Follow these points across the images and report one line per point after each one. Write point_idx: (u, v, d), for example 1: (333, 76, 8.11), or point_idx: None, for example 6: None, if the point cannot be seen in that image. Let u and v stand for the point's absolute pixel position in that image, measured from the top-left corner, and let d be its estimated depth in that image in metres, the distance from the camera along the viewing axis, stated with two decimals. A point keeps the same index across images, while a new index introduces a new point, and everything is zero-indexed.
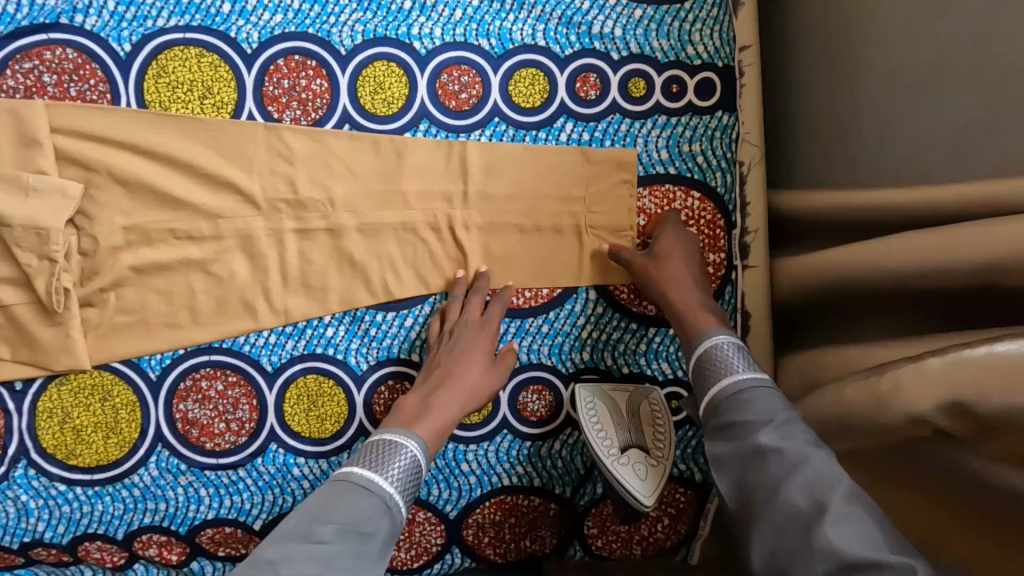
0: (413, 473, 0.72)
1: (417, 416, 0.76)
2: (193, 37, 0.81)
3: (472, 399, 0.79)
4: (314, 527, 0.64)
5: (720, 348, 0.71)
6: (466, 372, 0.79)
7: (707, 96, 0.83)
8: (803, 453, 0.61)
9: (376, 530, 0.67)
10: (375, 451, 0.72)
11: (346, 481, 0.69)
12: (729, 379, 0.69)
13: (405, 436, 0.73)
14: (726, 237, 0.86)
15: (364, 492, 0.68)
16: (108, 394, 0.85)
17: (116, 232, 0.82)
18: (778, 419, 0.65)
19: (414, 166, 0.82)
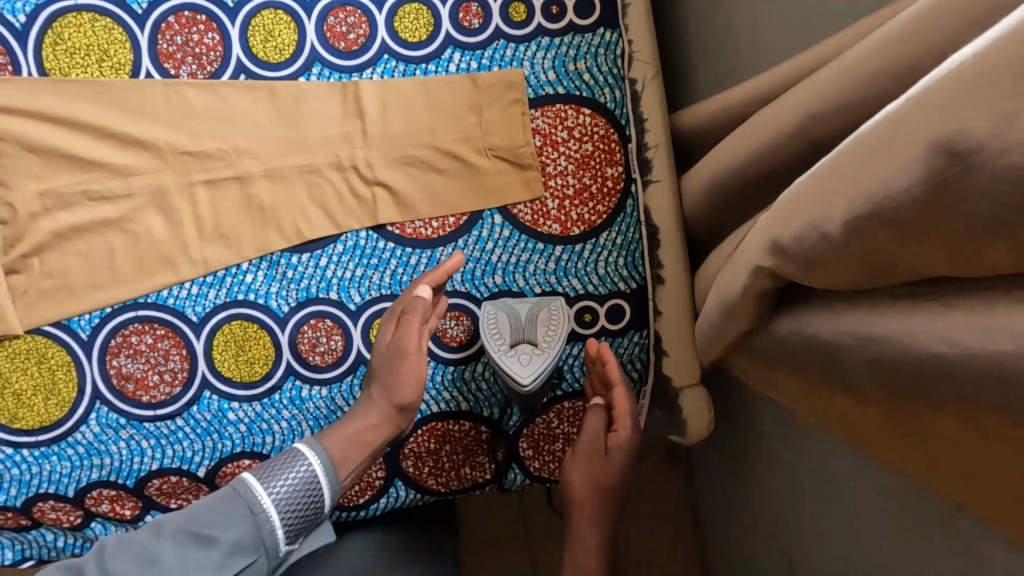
0: (300, 489, 0.77)
1: (332, 430, 0.83)
2: (84, 3, 0.83)
3: (383, 401, 0.82)
4: (172, 523, 0.73)
5: None
6: (380, 376, 0.83)
7: (586, 14, 0.86)
8: None
9: (222, 537, 0.72)
10: (273, 464, 0.78)
11: (226, 488, 0.76)
12: None
13: (307, 449, 0.79)
14: (621, 150, 0.88)
15: (232, 497, 0.75)
16: (43, 357, 0.89)
17: (32, 198, 0.85)
18: None
19: (311, 109, 0.86)
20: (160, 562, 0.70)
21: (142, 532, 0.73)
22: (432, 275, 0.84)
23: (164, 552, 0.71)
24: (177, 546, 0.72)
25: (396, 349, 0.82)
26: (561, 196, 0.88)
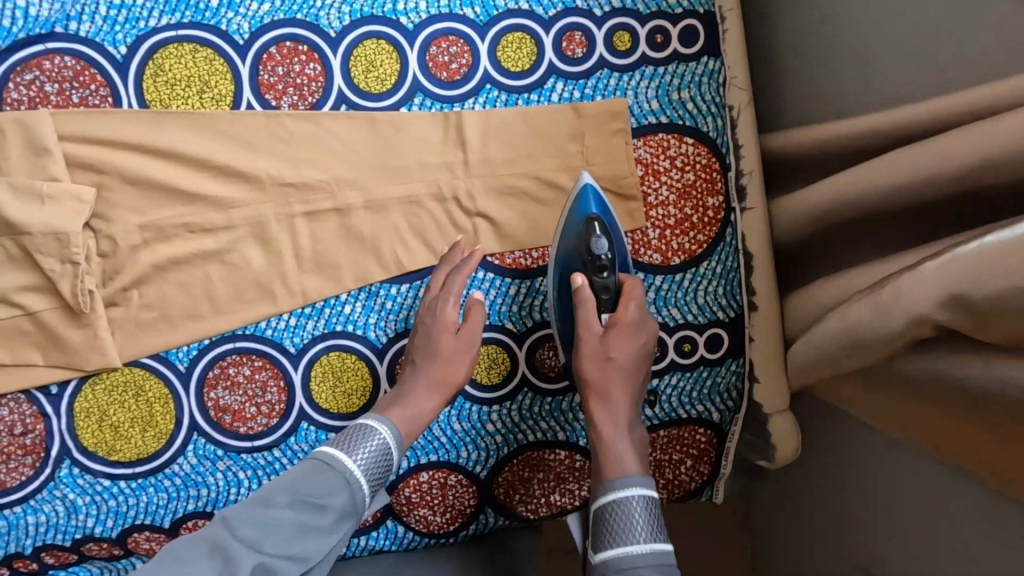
0: (379, 459, 0.75)
1: (391, 404, 0.80)
2: (185, 33, 0.82)
3: (444, 377, 0.81)
4: (275, 491, 0.71)
5: (627, 504, 0.72)
6: (442, 357, 0.82)
7: (691, 42, 0.85)
8: None
9: (329, 505, 0.71)
10: (347, 436, 0.75)
11: (318, 456, 0.73)
12: (623, 550, 0.70)
13: (375, 421, 0.77)
14: (723, 180, 0.88)
15: (326, 468, 0.73)
16: (140, 389, 0.88)
17: (133, 231, 0.84)
18: None
19: (412, 138, 0.84)
20: (280, 531, 0.68)
21: (251, 499, 0.71)
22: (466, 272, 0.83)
23: (277, 520, 0.69)
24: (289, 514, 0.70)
25: (467, 340, 0.83)
26: (662, 225, 0.88)
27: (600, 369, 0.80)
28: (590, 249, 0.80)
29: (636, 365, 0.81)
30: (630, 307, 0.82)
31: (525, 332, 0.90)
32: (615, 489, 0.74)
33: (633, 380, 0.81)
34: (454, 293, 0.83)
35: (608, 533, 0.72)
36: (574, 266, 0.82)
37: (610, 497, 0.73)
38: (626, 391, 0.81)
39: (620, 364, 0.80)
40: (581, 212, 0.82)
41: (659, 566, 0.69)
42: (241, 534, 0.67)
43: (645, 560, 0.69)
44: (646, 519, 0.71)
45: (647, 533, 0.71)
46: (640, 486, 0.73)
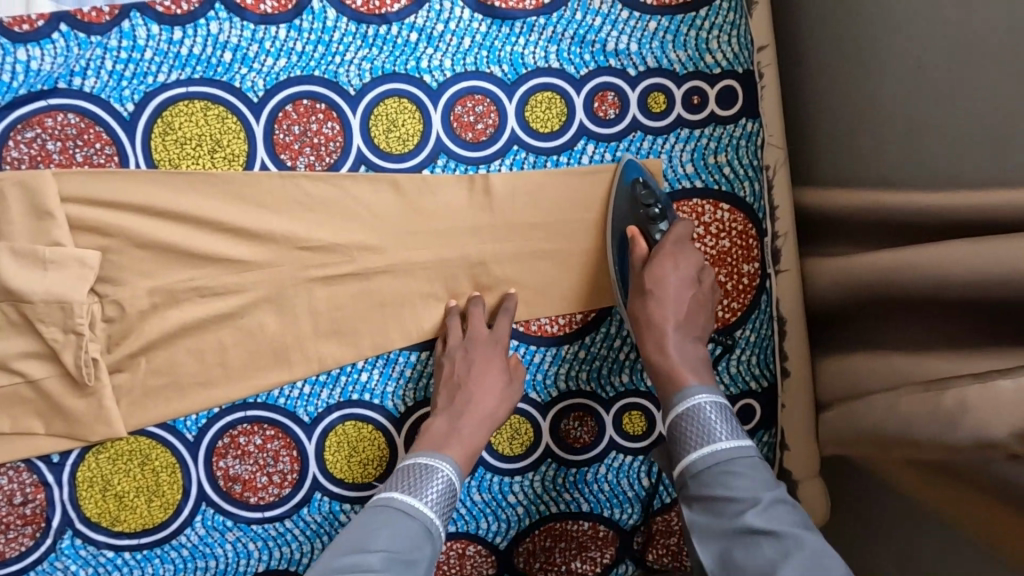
0: (446, 499, 0.71)
1: (450, 436, 0.75)
2: (196, 90, 0.78)
3: (497, 420, 0.79)
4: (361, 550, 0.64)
5: (700, 410, 0.69)
6: (489, 397, 0.78)
7: (729, 104, 0.83)
8: (794, 536, 0.60)
9: (419, 556, 0.66)
10: (410, 476, 0.71)
11: (389, 507, 0.68)
12: (709, 448, 0.67)
13: (437, 459, 0.72)
14: (758, 246, 0.85)
15: (405, 519, 0.67)
16: (146, 458, 0.84)
17: (140, 296, 0.79)
18: (765, 499, 0.63)
19: (436, 201, 0.81)
20: None
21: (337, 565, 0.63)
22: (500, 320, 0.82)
23: None
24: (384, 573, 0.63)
25: (518, 387, 0.82)
26: None
27: (648, 305, 0.76)
28: (638, 201, 0.80)
29: (687, 291, 0.77)
30: (681, 235, 0.79)
31: (549, 401, 0.86)
32: (679, 402, 0.70)
33: (687, 303, 0.76)
34: (500, 338, 0.81)
35: (684, 438, 0.69)
36: (627, 220, 0.81)
37: (678, 409, 0.70)
38: (678, 323, 0.76)
39: (667, 297, 0.76)
40: (628, 178, 0.81)
41: (744, 462, 0.65)
42: None
43: (731, 460, 0.65)
44: (722, 420, 0.68)
45: (725, 430, 0.67)
46: (706, 392, 0.70)
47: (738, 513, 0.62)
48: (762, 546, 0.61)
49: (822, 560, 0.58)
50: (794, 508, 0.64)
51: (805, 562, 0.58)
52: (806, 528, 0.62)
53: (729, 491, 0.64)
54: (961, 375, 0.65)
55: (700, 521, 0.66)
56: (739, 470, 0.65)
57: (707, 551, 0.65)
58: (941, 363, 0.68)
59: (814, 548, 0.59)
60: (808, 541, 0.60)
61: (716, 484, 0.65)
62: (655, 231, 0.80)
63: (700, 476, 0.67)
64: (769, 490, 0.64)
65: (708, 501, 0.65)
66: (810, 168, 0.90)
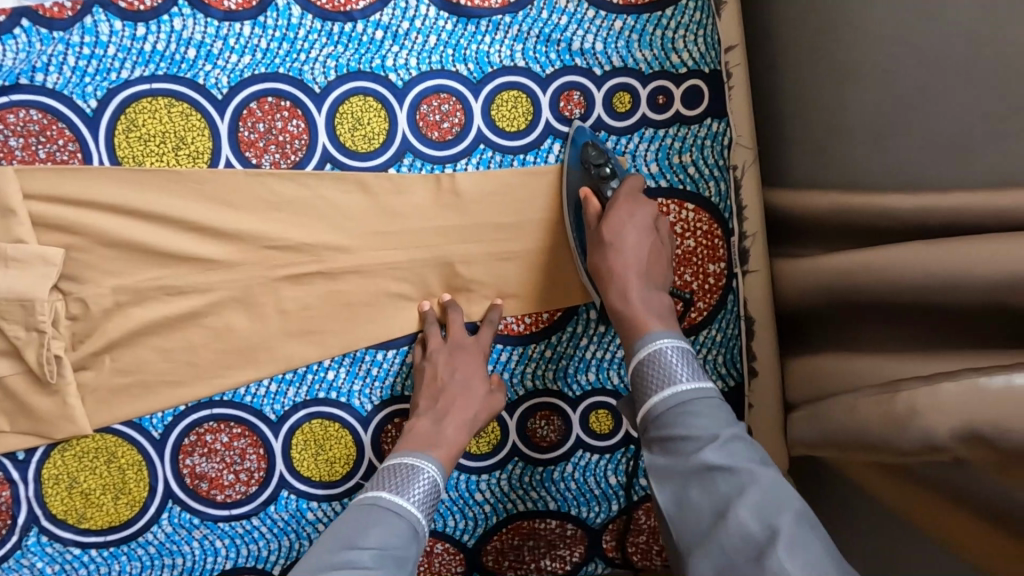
0: (431, 498, 0.71)
1: (434, 435, 0.75)
2: (160, 87, 0.78)
3: (478, 424, 0.79)
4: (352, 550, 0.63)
5: (662, 354, 0.66)
6: (473, 402, 0.79)
7: (694, 104, 0.83)
8: (750, 472, 0.59)
9: (408, 555, 0.65)
10: (395, 475, 0.70)
11: (377, 505, 0.67)
12: (670, 390, 0.64)
13: (421, 459, 0.72)
14: (724, 245, 0.86)
15: (395, 517, 0.66)
16: (112, 456, 0.83)
17: (105, 294, 0.79)
18: (723, 436, 0.61)
19: (403, 200, 0.81)
20: None
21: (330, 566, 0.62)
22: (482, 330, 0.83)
23: None
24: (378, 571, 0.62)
25: (499, 397, 0.82)
26: None
27: (607, 257, 0.74)
28: (589, 162, 0.79)
29: (645, 241, 0.75)
30: (634, 188, 0.78)
31: (515, 400, 0.86)
32: (639, 347, 0.68)
33: (645, 250, 0.75)
34: (481, 345, 0.82)
35: (646, 381, 0.67)
36: (580, 182, 0.81)
37: (639, 355, 0.67)
38: (638, 270, 0.73)
39: (624, 248, 0.74)
40: (578, 144, 0.80)
41: (703, 402, 0.63)
42: None
43: (691, 400, 0.63)
44: (684, 363, 0.66)
45: (687, 372, 0.65)
46: (669, 336, 0.68)
47: (695, 452, 0.61)
48: (718, 483, 0.60)
49: (778, 495, 0.58)
50: (750, 443, 0.63)
51: (760, 498, 0.58)
52: (762, 461, 0.61)
53: (687, 430, 0.62)
54: (913, 378, 0.66)
55: (659, 461, 0.64)
56: (699, 410, 0.63)
57: (663, 491, 0.64)
58: None
59: (770, 484, 0.59)
60: (764, 476, 0.60)
61: (676, 424, 0.63)
62: (605, 189, 0.78)
63: (660, 417, 0.65)
64: (727, 427, 0.62)
65: (667, 439, 0.63)
66: (779, 169, 0.90)
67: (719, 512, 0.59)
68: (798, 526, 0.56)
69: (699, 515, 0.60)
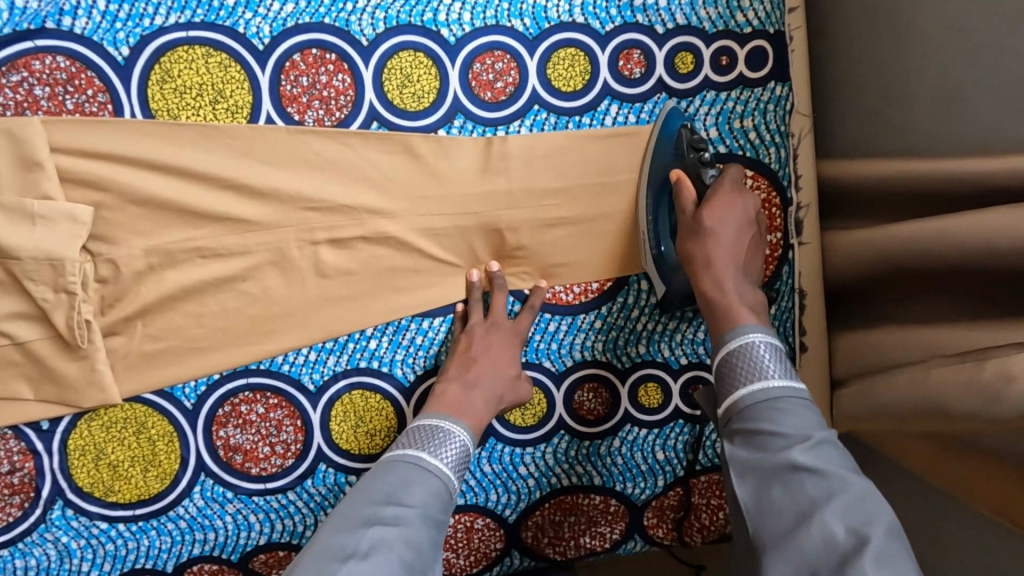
0: (462, 462, 0.68)
1: (464, 402, 0.72)
2: (197, 35, 0.73)
3: (502, 403, 0.76)
4: (395, 507, 0.61)
5: (753, 348, 0.64)
6: (506, 381, 0.76)
7: (758, 66, 0.80)
8: (840, 476, 0.56)
9: (445, 516, 0.64)
10: (426, 436, 0.67)
11: (415, 463, 0.64)
12: (760, 384, 0.63)
13: (451, 424, 0.69)
14: (782, 215, 0.83)
15: (434, 477, 0.64)
16: (142, 426, 0.79)
17: (137, 255, 0.75)
18: (814, 437, 0.58)
19: (452, 162, 0.77)
20: (420, 558, 0.59)
21: (371, 524, 0.59)
22: (524, 314, 0.80)
23: (413, 541, 0.59)
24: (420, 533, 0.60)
25: (525, 384, 0.79)
26: None
27: (704, 244, 0.71)
28: (687, 147, 0.75)
29: (743, 234, 0.73)
30: (736, 179, 0.75)
31: (563, 371, 0.84)
32: (731, 339, 0.66)
33: (743, 243, 0.72)
34: (520, 326, 0.80)
35: (735, 372, 0.65)
36: (673, 166, 0.77)
37: (729, 346, 0.66)
38: (735, 263, 0.72)
39: (725, 237, 0.71)
40: (669, 129, 0.77)
41: (794, 400, 0.61)
42: (389, 564, 0.57)
43: (781, 397, 0.61)
44: (776, 359, 0.64)
45: (779, 369, 0.63)
46: (760, 331, 0.66)
47: (784, 448, 0.58)
48: (804, 484, 0.57)
49: (869, 504, 0.54)
50: (843, 451, 0.60)
51: (849, 504, 0.54)
52: (855, 471, 0.58)
53: (775, 426, 0.60)
54: (1005, 345, 0.62)
55: (742, 455, 0.62)
56: (790, 408, 0.61)
57: (743, 486, 0.61)
58: (970, 335, 0.67)
59: (862, 492, 0.55)
60: (856, 484, 0.56)
61: (763, 419, 0.61)
62: (705, 175, 0.74)
63: (747, 412, 0.63)
64: (818, 429, 0.59)
65: (753, 434, 0.61)
66: (833, 140, 0.87)
67: (803, 513, 0.55)
68: (890, 540, 0.51)
69: (779, 514, 0.57)
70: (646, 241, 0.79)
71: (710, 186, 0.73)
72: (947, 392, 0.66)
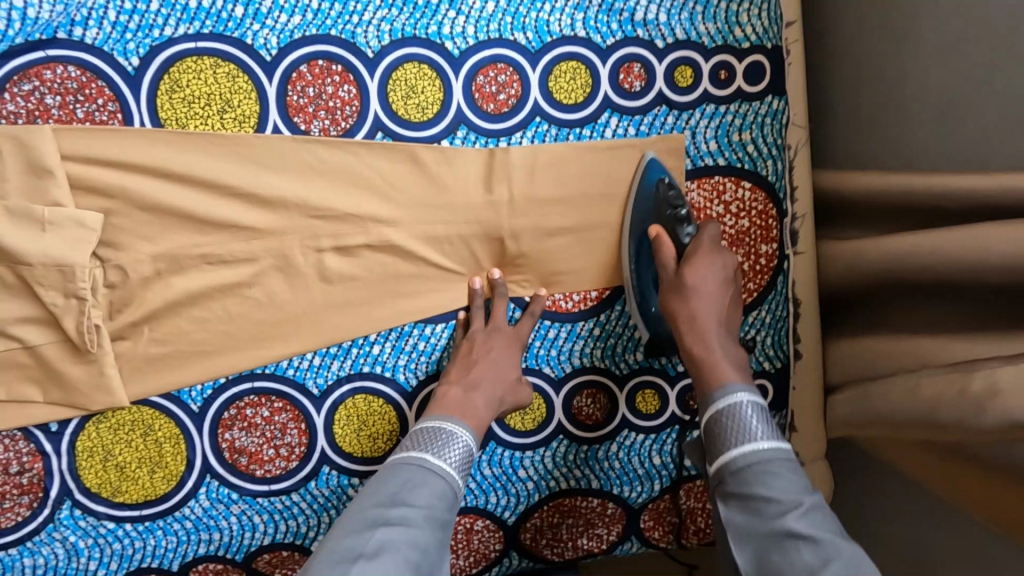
0: (466, 462, 0.70)
1: (464, 404, 0.74)
2: (205, 46, 0.74)
3: (503, 408, 0.78)
4: (400, 508, 0.62)
5: (739, 408, 0.68)
6: (507, 384, 0.78)
7: (755, 81, 0.82)
8: (832, 541, 0.57)
9: (450, 518, 0.65)
10: (429, 438, 0.69)
11: (420, 465, 0.66)
12: (749, 446, 0.66)
13: (454, 424, 0.71)
14: (778, 226, 0.85)
15: (439, 479, 0.66)
16: (149, 428, 0.81)
17: (145, 261, 0.76)
18: (805, 503, 0.61)
19: (455, 172, 0.79)
20: (425, 557, 0.61)
21: (377, 524, 0.61)
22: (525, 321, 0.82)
23: (418, 542, 0.61)
24: (426, 533, 0.62)
25: (526, 389, 0.81)
26: None
27: (688, 301, 0.76)
28: (665, 202, 0.81)
29: (723, 288, 0.78)
30: (713, 235, 0.80)
31: (562, 377, 0.85)
32: (718, 397, 0.70)
33: (724, 298, 0.77)
34: (520, 332, 0.81)
35: (725, 438, 0.68)
36: (651, 220, 0.82)
37: (717, 406, 0.70)
38: (717, 318, 0.76)
39: (706, 292, 0.76)
40: (649, 179, 0.81)
41: (783, 464, 0.64)
42: (394, 563, 0.58)
43: (770, 462, 0.64)
44: (762, 421, 0.67)
45: (766, 432, 0.67)
46: (745, 391, 0.70)
47: (777, 515, 0.61)
48: (798, 550, 0.58)
49: (858, 568, 0.55)
50: (835, 519, 0.62)
51: (842, 569, 0.55)
52: (846, 537, 0.59)
53: (767, 491, 0.62)
54: (991, 359, 0.63)
55: (739, 523, 0.64)
56: (779, 473, 0.63)
57: (742, 555, 0.63)
58: (960, 346, 0.69)
59: (853, 556, 0.56)
60: (847, 549, 0.57)
61: (755, 485, 0.64)
62: (682, 233, 0.81)
63: (739, 478, 0.66)
64: (808, 494, 0.62)
65: (747, 502, 0.64)
66: (829, 152, 0.89)
67: None
68: None
69: None
70: (631, 293, 0.84)
71: (688, 245, 0.80)
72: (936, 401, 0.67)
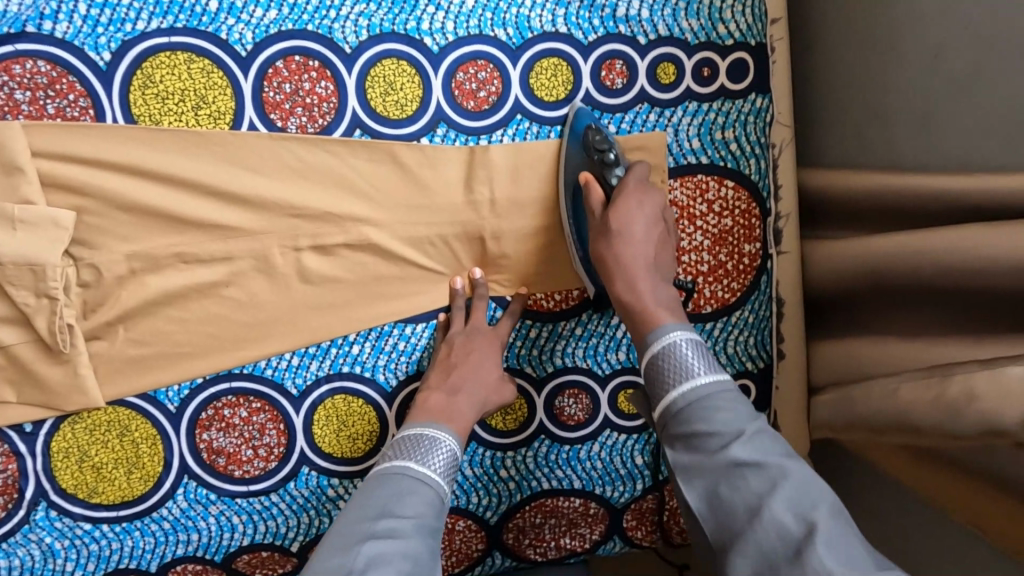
0: (451, 468, 0.68)
1: (447, 409, 0.73)
2: (179, 41, 0.73)
3: (486, 408, 0.77)
4: (389, 520, 0.60)
5: (675, 347, 0.63)
6: (489, 387, 0.77)
7: (738, 78, 0.81)
8: (779, 466, 0.56)
9: (439, 525, 0.64)
10: (412, 446, 0.68)
11: (404, 474, 0.65)
12: (688, 385, 0.61)
13: (437, 429, 0.69)
14: (761, 225, 0.85)
15: (425, 487, 0.64)
16: (125, 429, 0.80)
17: (120, 261, 0.75)
18: (748, 430, 0.58)
19: (435, 170, 0.78)
20: (419, 566, 0.58)
21: (367, 538, 0.59)
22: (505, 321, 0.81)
23: (411, 552, 0.59)
24: (416, 542, 0.60)
25: (509, 387, 0.80)
26: (695, 272, 0.84)
27: (614, 245, 0.71)
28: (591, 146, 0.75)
29: (655, 230, 0.73)
30: (640, 177, 0.75)
31: (543, 377, 0.85)
32: (653, 340, 0.65)
33: (655, 240, 0.72)
34: (501, 333, 0.81)
35: (662, 374, 0.63)
36: (582, 167, 0.77)
37: (654, 348, 0.64)
38: (647, 258, 0.71)
39: (633, 235, 0.71)
40: (579, 127, 0.77)
41: (723, 395, 0.61)
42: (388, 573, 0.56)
43: (710, 396, 0.60)
44: (698, 356, 0.63)
45: (703, 365, 0.62)
46: (680, 329, 0.65)
47: (722, 447, 0.58)
48: (748, 480, 0.56)
49: (809, 490, 0.55)
50: (775, 436, 0.60)
51: (792, 491, 0.55)
52: (790, 456, 0.58)
53: (710, 425, 0.59)
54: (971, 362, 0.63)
55: (684, 460, 0.60)
56: (719, 405, 0.60)
57: (690, 491, 0.60)
58: (939, 348, 0.68)
59: (801, 476, 0.56)
60: (793, 470, 0.56)
61: (697, 419, 0.60)
62: (610, 175, 0.75)
63: (682, 414, 0.61)
64: (749, 420, 0.60)
65: (691, 437, 0.60)
66: (814, 150, 0.88)
67: (752, 508, 0.55)
68: (833, 519, 0.53)
69: (732, 514, 0.56)
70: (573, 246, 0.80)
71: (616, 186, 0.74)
72: (915, 404, 0.67)
